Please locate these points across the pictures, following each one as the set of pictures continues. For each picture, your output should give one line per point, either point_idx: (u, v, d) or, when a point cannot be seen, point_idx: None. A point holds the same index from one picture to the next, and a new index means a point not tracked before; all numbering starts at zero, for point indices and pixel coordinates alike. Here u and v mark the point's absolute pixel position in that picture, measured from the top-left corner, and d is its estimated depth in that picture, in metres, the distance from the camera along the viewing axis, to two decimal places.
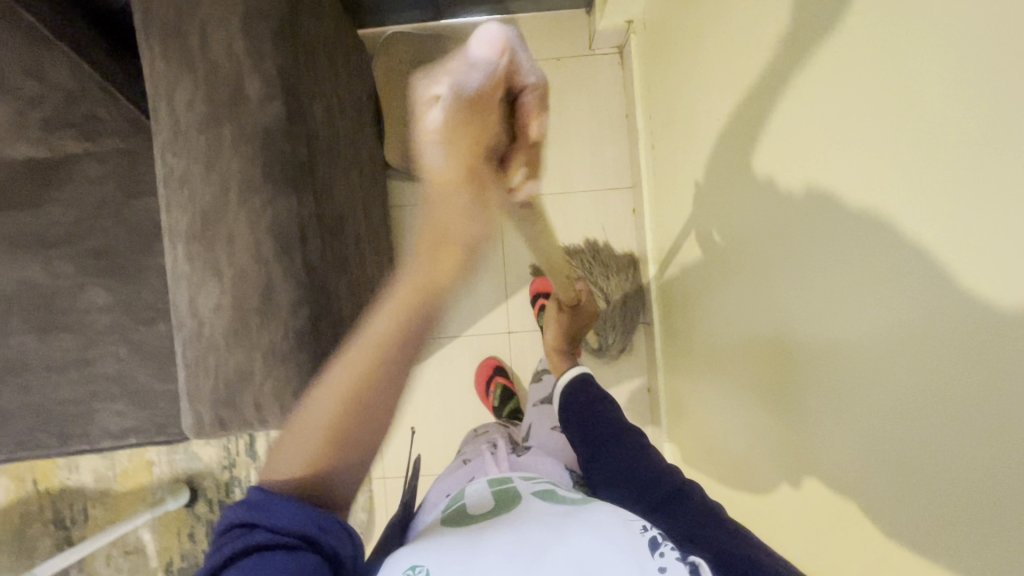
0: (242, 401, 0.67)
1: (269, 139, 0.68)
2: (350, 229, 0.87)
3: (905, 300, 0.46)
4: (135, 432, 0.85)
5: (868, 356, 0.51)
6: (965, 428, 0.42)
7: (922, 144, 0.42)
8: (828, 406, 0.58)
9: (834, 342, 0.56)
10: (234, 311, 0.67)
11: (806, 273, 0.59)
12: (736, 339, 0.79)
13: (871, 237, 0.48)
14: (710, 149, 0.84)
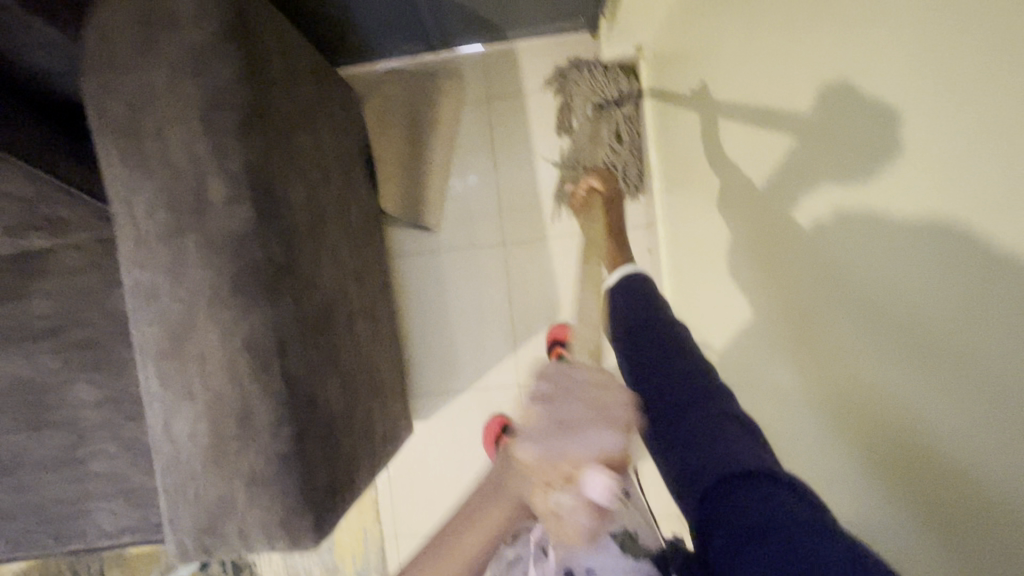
0: (226, 530, 0.63)
1: (239, 246, 0.62)
2: (341, 313, 0.81)
3: (941, 307, 0.37)
4: (131, 531, 0.82)
5: (902, 370, 0.41)
6: (1018, 445, 0.32)
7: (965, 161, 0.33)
8: (874, 444, 0.47)
9: (862, 367, 0.47)
10: (211, 436, 0.62)
11: (826, 289, 0.51)
12: (766, 388, 0.68)
13: (901, 244, 0.40)
14: (734, 213, 0.74)
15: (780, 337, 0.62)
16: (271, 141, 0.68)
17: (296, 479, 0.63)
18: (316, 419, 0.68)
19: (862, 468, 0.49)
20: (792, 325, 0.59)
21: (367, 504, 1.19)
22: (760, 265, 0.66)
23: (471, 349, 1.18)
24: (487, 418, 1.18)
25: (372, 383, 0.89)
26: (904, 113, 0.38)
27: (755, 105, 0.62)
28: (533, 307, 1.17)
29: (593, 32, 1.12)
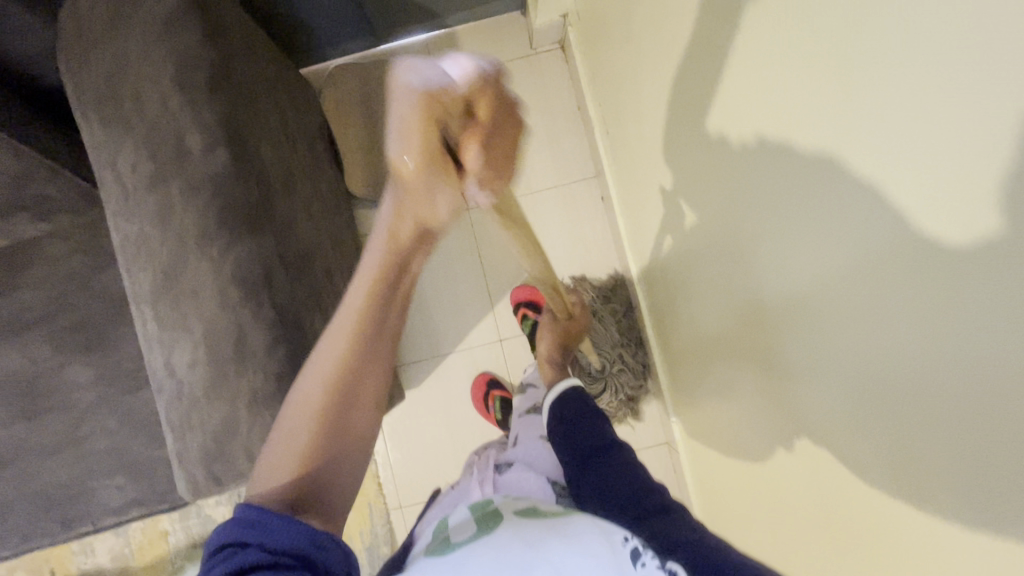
0: (234, 453, 0.66)
1: (218, 186, 0.68)
2: (320, 263, 0.86)
3: (891, 283, 0.41)
4: (137, 504, 0.84)
5: (850, 322, 0.48)
6: (901, 317, 0.41)
7: (879, 89, 0.37)
8: (816, 371, 0.55)
9: (818, 305, 0.52)
10: (210, 362, 0.66)
11: (786, 232, 0.54)
12: (716, 282, 0.77)
13: (846, 199, 0.44)
14: (660, 123, 0.84)
15: (728, 253, 0.70)
16: (238, 99, 0.74)
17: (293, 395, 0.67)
18: (308, 344, 0.72)
19: (799, 384, 0.59)
20: (749, 260, 0.64)
21: (368, 478, 1.21)
22: (687, 153, 0.75)
23: (451, 314, 1.24)
24: (473, 377, 1.23)
25: None
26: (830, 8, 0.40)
27: (661, 12, 0.73)
28: (504, 266, 1.24)
29: (523, 10, 1.24)
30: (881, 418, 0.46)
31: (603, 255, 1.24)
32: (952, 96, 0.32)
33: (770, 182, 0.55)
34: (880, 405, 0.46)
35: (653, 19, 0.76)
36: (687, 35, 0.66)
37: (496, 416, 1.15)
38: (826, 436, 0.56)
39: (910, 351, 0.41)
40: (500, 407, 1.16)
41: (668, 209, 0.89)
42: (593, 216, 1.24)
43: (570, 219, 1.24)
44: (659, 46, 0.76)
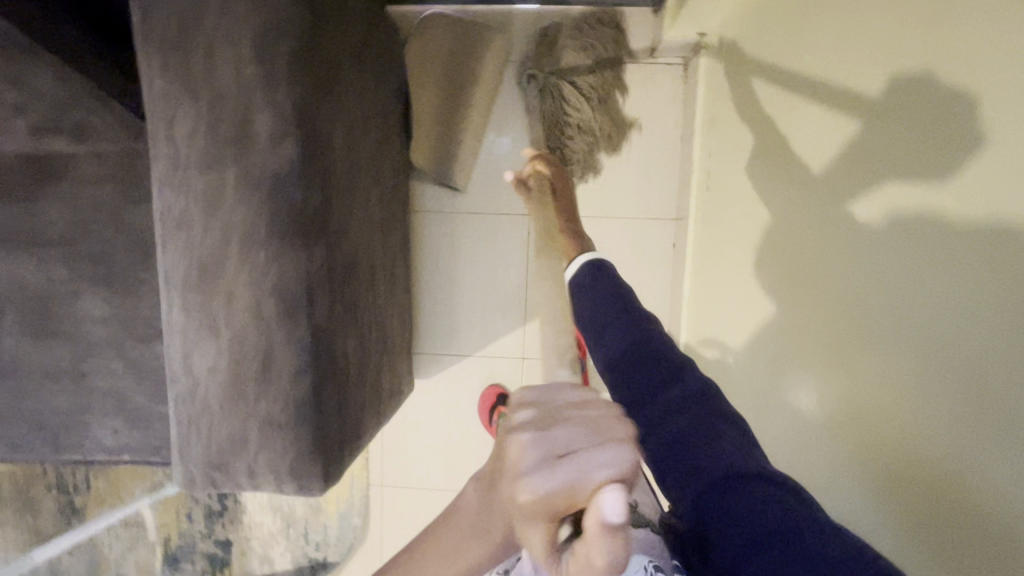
0: (236, 467, 0.63)
1: (279, 186, 0.60)
2: (367, 264, 0.80)
3: (966, 336, 0.40)
4: (130, 451, 0.83)
5: (914, 378, 0.45)
6: None
7: (999, 172, 0.37)
8: (887, 439, 0.49)
9: (882, 369, 0.49)
10: (231, 374, 0.61)
11: (857, 287, 0.53)
12: (780, 409, 0.71)
13: (940, 263, 0.42)
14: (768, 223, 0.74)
15: (796, 319, 0.66)
16: (320, 76, 0.64)
17: (310, 427, 0.63)
18: (335, 368, 0.67)
19: (871, 454, 0.52)
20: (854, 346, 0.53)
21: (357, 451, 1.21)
22: (796, 285, 0.66)
23: (481, 317, 1.18)
24: (484, 387, 1.18)
25: (385, 339, 0.88)
26: (952, 116, 0.41)
27: (830, 117, 0.60)
28: None
29: (654, 10, 1.08)
30: (960, 471, 0.41)
31: (654, 303, 1.16)
32: None
33: (855, 239, 0.53)
34: None
35: (807, 113, 0.64)
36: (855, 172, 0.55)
37: None
38: None
39: (983, 391, 0.39)
40: None
41: (745, 311, 0.82)
42: (656, 261, 1.15)
43: (632, 255, 1.15)
44: (800, 149, 0.66)
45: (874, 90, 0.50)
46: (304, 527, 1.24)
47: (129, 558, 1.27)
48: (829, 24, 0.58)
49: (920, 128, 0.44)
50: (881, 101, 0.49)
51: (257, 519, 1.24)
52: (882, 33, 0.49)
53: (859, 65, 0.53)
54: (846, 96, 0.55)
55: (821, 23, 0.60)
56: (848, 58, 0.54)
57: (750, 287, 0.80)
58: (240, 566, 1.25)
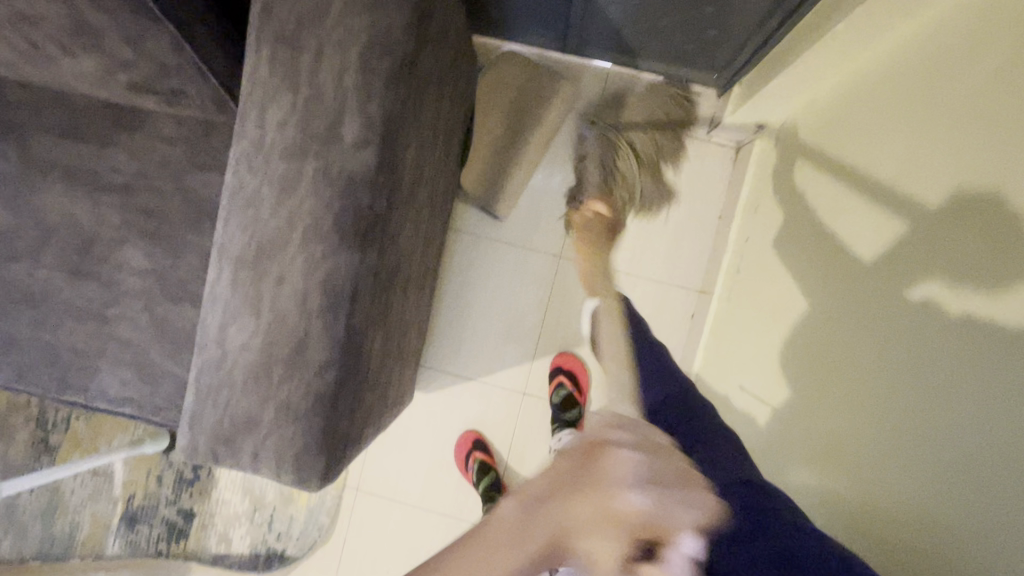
0: (242, 445, 0.64)
1: (351, 187, 0.62)
2: (405, 276, 0.82)
3: (951, 433, 0.50)
4: (132, 403, 0.83)
5: (897, 429, 0.57)
6: (939, 448, 0.51)
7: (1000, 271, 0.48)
8: (829, 334, 0.72)
9: (876, 412, 0.60)
10: (261, 354, 0.63)
11: (885, 348, 0.61)
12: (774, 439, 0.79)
13: (976, 374, 0.49)
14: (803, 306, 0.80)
15: (810, 345, 0.76)
16: (411, 96, 0.67)
17: (323, 419, 0.64)
18: (357, 370, 0.69)
19: (822, 308, 0.75)
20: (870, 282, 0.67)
21: None
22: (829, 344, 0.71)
23: (492, 344, 1.20)
24: (459, 433, 1.20)
25: (404, 348, 0.90)
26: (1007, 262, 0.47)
27: (893, 214, 0.64)
28: (564, 328, 1.19)
29: (719, 94, 1.13)
30: (851, 419, 0.65)
31: None
32: None
33: (885, 302, 0.63)
34: (884, 444, 0.59)
35: (876, 203, 0.68)
36: (911, 263, 0.60)
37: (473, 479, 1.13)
38: (827, 411, 0.69)
39: (943, 471, 0.51)
40: (478, 471, 1.13)
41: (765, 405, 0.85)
42: (673, 326, 1.18)
43: (650, 317, 1.18)
44: (858, 239, 0.70)
45: (932, 170, 0.59)
46: (270, 515, 1.22)
47: (88, 508, 1.25)
48: (906, 131, 0.65)
49: (950, 180, 0.56)
50: (948, 163, 0.57)
51: (225, 496, 1.23)
52: (982, 90, 0.53)
53: (958, 131, 0.56)
54: (908, 203, 0.62)
55: (912, 139, 0.64)
56: (917, 170, 0.62)
57: (779, 380, 0.81)
58: (197, 541, 1.23)
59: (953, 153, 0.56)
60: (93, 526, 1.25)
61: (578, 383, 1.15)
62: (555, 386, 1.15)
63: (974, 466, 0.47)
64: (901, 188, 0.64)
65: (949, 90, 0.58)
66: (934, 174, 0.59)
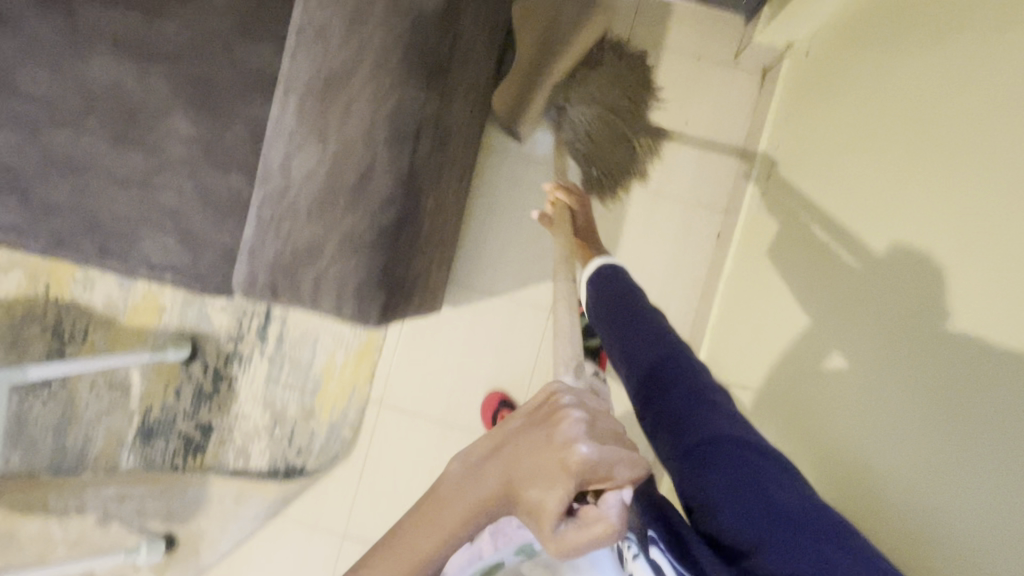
0: (303, 274, 0.65)
1: (419, 22, 0.62)
2: (455, 150, 0.83)
3: (889, 428, 0.59)
4: (174, 271, 0.83)
5: (897, 421, 0.58)
6: (861, 397, 0.64)
7: (928, 254, 0.58)
8: (821, 210, 0.81)
9: (882, 409, 0.60)
10: (327, 183, 0.64)
11: (897, 353, 0.60)
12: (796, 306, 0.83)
13: (914, 369, 0.57)
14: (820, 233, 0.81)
15: (820, 281, 0.78)
16: None
17: (384, 252, 0.65)
18: (415, 216, 0.69)
19: (816, 180, 0.85)
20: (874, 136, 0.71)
21: (365, 364, 1.20)
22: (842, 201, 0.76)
23: (519, 261, 1.21)
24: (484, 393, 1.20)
25: (445, 231, 0.91)
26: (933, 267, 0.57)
27: (885, 93, 0.71)
28: None
29: (747, 19, 1.16)
30: (809, 327, 0.78)
31: (685, 289, 1.21)
32: (928, 450, 0.53)
33: (899, 297, 0.61)
34: (825, 359, 0.73)
35: (875, 80, 0.74)
36: (910, 111, 0.65)
37: None
38: (796, 309, 0.83)
39: (865, 451, 0.62)
40: None
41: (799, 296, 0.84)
42: (698, 247, 1.21)
43: (676, 236, 1.21)
44: (856, 117, 0.76)
45: (895, 106, 0.68)
46: (291, 430, 1.21)
47: (102, 421, 1.23)
48: (919, 145, 0.62)
49: (909, 119, 0.65)
50: (914, 103, 0.64)
51: (245, 410, 1.21)
52: (934, 45, 0.63)
53: (917, 50, 0.66)
54: (876, 123, 0.71)
55: (888, 55, 0.73)
56: (923, 150, 0.62)
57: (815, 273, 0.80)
58: (214, 455, 1.21)
59: (908, 108, 0.66)
60: (107, 441, 1.22)
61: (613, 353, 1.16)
62: None
63: (891, 447, 0.58)
64: (873, 96, 0.74)
65: (982, 104, 0.54)
66: (894, 106, 0.69)
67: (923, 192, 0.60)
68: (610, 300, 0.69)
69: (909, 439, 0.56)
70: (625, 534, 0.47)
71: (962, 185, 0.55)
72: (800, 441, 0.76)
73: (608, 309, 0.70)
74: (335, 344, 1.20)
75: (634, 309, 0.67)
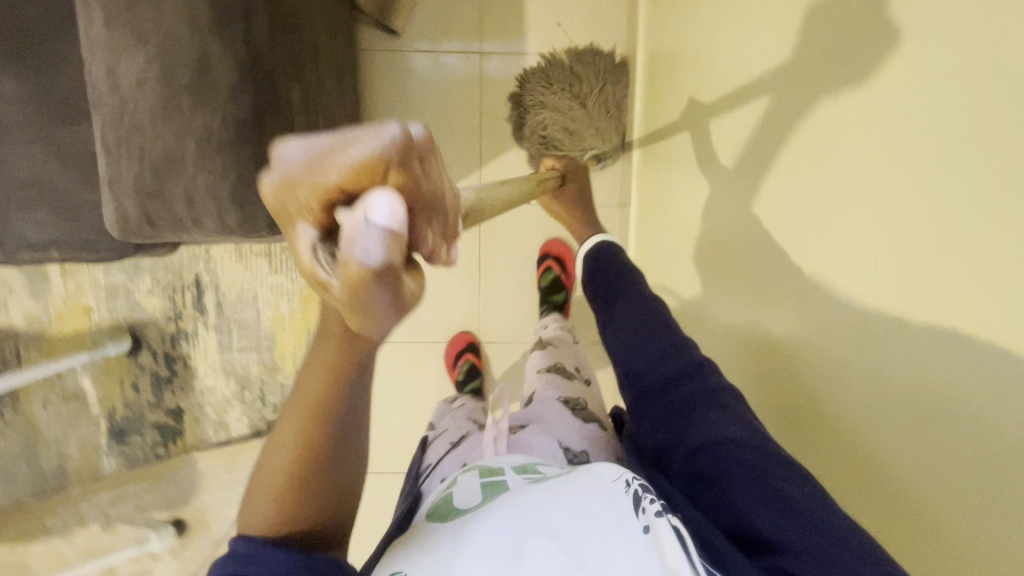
0: (171, 193, 0.60)
1: None
2: (311, 35, 0.76)
3: (842, 334, 0.54)
4: (58, 246, 0.77)
5: (858, 334, 0.52)
6: (800, 291, 0.60)
7: (864, 142, 0.49)
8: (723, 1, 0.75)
9: (831, 342, 0.55)
10: (162, 85, 0.58)
11: (832, 285, 0.54)
12: (703, 111, 0.83)
13: (870, 263, 0.49)
14: (722, 64, 0.76)
15: (727, 75, 0.74)
16: None
17: (252, 149, 0.61)
18: (278, 106, 0.65)
19: None
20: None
21: (312, 307, 1.18)
22: None
23: None
24: (450, 335, 1.23)
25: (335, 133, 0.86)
26: (867, 160, 0.49)
27: None
28: (502, 127, 1.17)
29: None
30: (738, 198, 0.73)
31: None
32: (881, 353, 0.49)
33: (840, 194, 0.52)
34: (758, 234, 0.68)
35: None
36: None
37: (460, 376, 1.17)
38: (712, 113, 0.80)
39: (813, 353, 0.58)
40: (466, 369, 1.18)
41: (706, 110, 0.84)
42: None
43: None
44: None
45: None
46: (261, 390, 1.20)
47: (70, 435, 1.19)
48: (826, 154, 0.54)
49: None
50: None
51: (209, 384, 1.19)
52: None
53: None
54: None
55: None
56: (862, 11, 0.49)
57: (716, 77, 0.78)
58: (194, 435, 1.21)
59: None
60: (82, 452, 1.20)
61: (566, 270, 1.18)
62: (545, 271, 1.18)
63: (846, 366, 0.53)
64: None
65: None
66: None
67: (856, 60, 0.50)
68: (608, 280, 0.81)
69: (868, 347, 0.50)
70: (647, 488, 0.50)
71: (914, 43, 0.43)
72: (742, 334, 0.74)
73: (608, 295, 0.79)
74: (275, 296, 1.17)
75: (623, 276, 0.80)
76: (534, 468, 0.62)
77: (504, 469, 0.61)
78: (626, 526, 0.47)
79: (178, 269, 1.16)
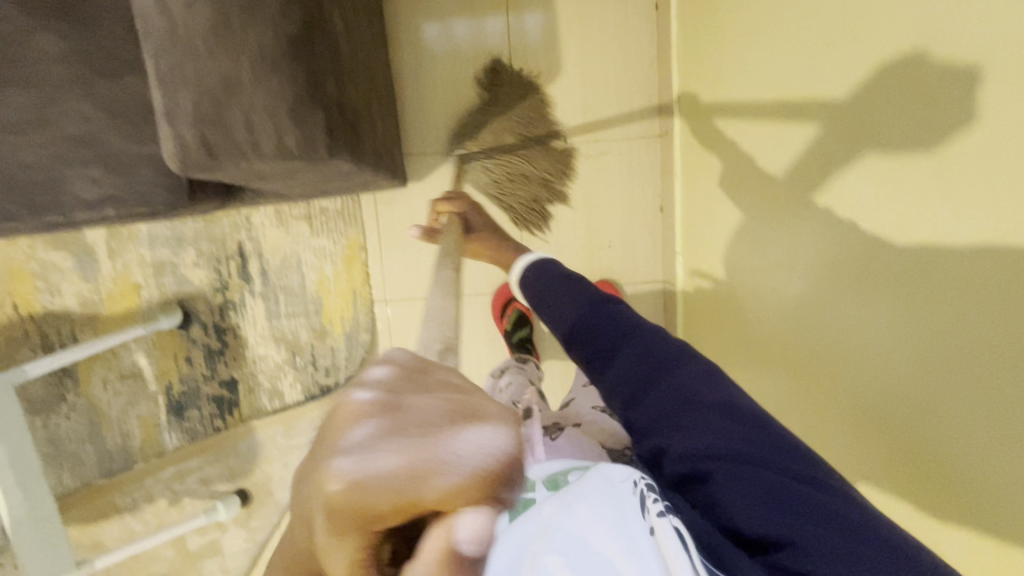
0: (231, 118, 0.59)
1: None
2: None
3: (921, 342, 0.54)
4: (113, 202, 0.77)
5: (939, 345, 0.52)
6: (869, 276, 0.61)
7: (944, 156, 0.50)
8: None
9: (906, 339, 0.56)
10: (212, 3, 0.55)
11: (907, 275, 0.55)
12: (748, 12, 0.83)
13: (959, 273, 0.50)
14: None
15: None
16: None
17: (304, 65, 0.59)
18: (323, 25, 0.63)
19: None
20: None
21: (356, 266, 1.18)
22: None
23: (467, 109, 1.17)
24: (498, 284, 1.25)
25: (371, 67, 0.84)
26: (945, 161, 0.50)
27: None
28: (530, 68, 1.17)
29: None
30: (781, 140, 0.77)
31: (639, 78, 1.18)
32: (956, 350, 0.51)
33: (914, 187, 0.54)
34: (810, 196, 0.71)
35: None
36: None
37: (507, 325, 1.21)
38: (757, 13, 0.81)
39: (885, 343, 0.59)
40: (514, 320, 1.21)
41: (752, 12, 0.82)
42: (639, 28, 1.17)
43: (612, 25, 1.16)
44: None
45: None
46: (312, 355, 1.20)
47: (131, 414, 1.21)
48: (891, 165, 0.57)
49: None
50: None
51: (261, 352, 1.20)
52: None
53: None
54: None
55: None
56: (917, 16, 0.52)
57: None
58: (250, 404, 1.22)
59: None
60: (143, 430, 1.22)
61: None
62: None
63: (926, 371, 0.54)
64: None
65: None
66: None
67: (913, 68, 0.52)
68: (556, 296, 0.71)
69: (950, 361, 0.52)
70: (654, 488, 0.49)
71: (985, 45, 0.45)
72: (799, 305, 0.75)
73: (552, 302, 0.71)
74: (319, 258, 1.17)
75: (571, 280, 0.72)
76: (565, 481, 0.58)
77: (535, 484, 0.58)
78: (631, 523, 0.45)
79: (221, 239, 1.16)
